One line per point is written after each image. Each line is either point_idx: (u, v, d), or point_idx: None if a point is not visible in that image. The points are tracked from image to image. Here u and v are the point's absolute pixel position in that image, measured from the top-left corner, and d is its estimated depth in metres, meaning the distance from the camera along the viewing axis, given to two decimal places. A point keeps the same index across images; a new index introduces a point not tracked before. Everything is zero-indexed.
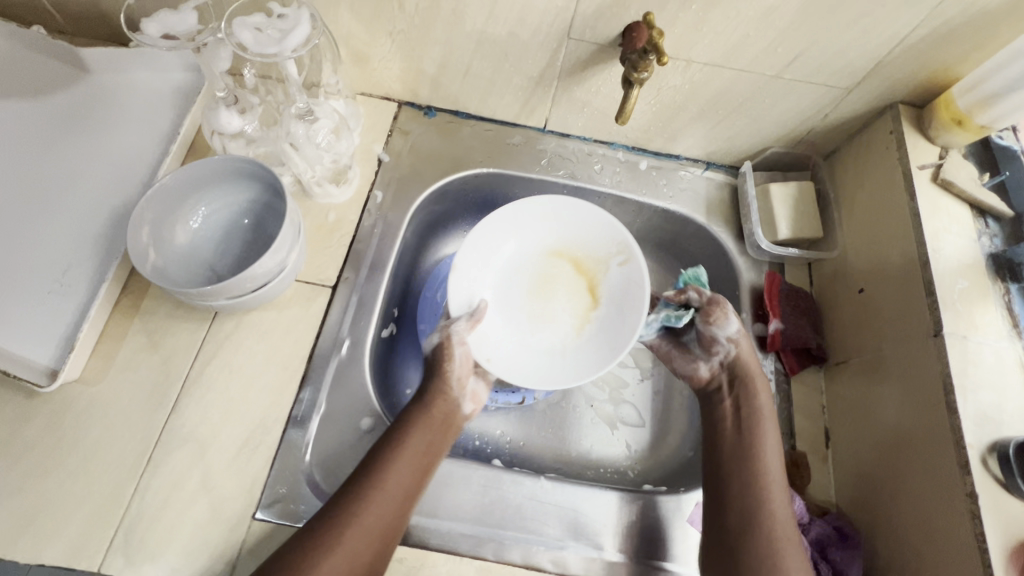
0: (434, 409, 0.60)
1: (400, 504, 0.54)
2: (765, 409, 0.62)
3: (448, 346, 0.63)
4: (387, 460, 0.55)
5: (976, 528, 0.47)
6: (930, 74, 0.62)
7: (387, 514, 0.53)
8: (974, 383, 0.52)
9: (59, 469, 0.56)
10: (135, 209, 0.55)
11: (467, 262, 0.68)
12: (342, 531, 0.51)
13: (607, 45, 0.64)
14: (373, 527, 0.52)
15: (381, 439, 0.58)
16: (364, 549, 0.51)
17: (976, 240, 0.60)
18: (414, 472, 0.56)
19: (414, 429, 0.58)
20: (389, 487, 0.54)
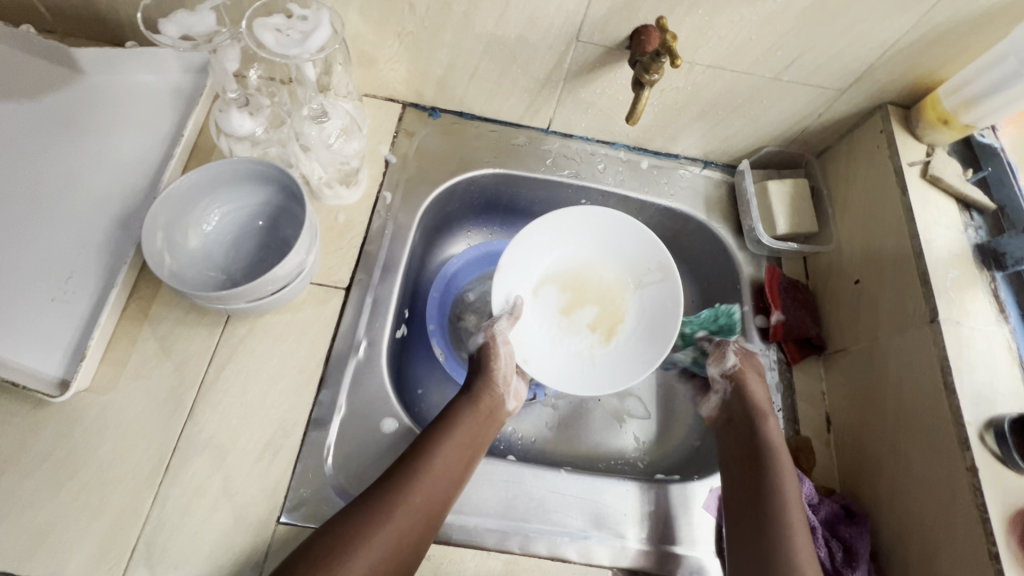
0: (480, 404, 0.63)
1: (444, 493, 0.55)
2: (776, 444, 0.62)
3: (491, 346, 0.67)
4: (434, 448, 0.57)
5: (977, 500, 0.50)
6: (917, 77, 0.66)
7: (431, 503, 0.54)
8: (969, 365, 0.56)
9: (73, 481, 0.54)
10: (148, 214, 0.55)
11: (509, 263, 0.72)
12: (387, 515, 0.52)
13: (614, 48, 0.66)
14: (417, 514, 0.53)
15: (428, 430, 0.60)
16: (406, 536, 0.52)
17: (963, 232, 0.64)
18: (457, 465, 0.57)
19: (460, 421, 0.60)
20: (435, 475, 0.55)
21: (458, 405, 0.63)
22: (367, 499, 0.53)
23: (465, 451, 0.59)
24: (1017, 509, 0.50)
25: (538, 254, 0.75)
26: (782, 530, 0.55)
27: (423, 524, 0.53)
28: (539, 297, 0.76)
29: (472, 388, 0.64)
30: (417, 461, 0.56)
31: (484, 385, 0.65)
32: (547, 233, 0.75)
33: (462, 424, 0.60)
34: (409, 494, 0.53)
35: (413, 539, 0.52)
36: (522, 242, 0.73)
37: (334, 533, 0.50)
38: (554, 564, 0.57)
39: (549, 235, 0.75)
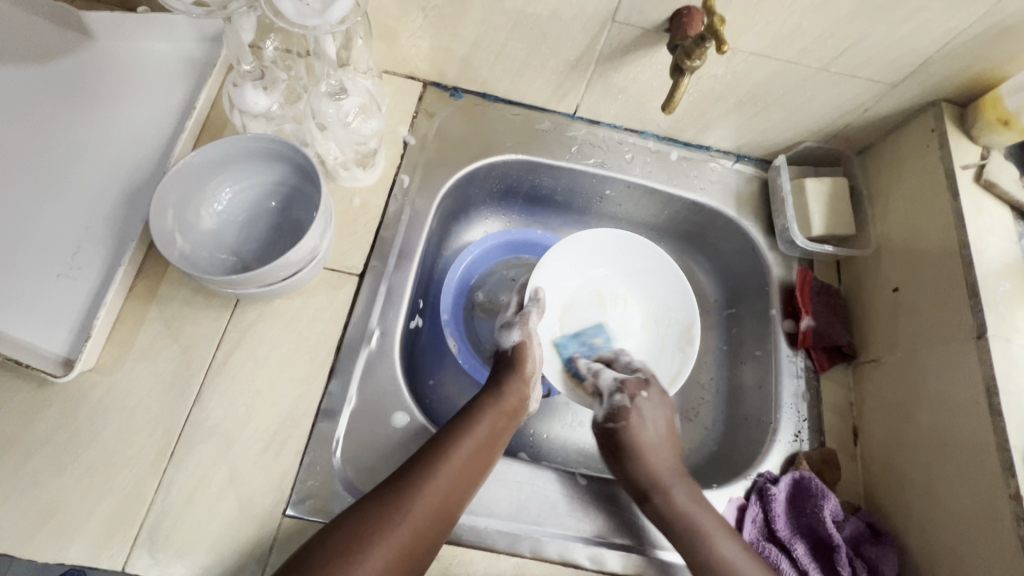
0: (506, 401, 0.62)
1: (460, 491, 0.54)
2: (643, 441, 0.63)
3: (526, 345, 0.67)
4: (455, 443, 0.56)
5: (1019, 530, 0.47)
6: (977, 72, 0.62)
7: (449, 501, 0.52)
8: (1017, 384, 0.52)
9: (76, 463, 0.53)
10: (157, 190, 0.53)
11: (553, 261, 0.74)
12: (405, 509, 0.50)
13: (652, 30, 0.62)
14: (434, 511, 0.51)
15: (451, 423, 0.59)
16: (422, 532, 0.50)
17: (1016, 242, 0.60)
18: (473, 463, 0.55)
19: (483, 418, 0.60)
20: (456, 470, 0.54)
21: (483, 401, 0.62)
22: (384, 491, 0.52)
23: (486, 449, 0.57)
24: None
25: (584, 263, 0.76)
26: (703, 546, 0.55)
27: (440, 521, 0.51)
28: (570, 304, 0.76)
29: (501, 385, 0.64)
30: (437, 455, 0.54)
31: (513, 384, 0.64)
32: (591, 249, 0.76)
33: (485, 421, 0.59)
34: (427, 488, 0.52)
35: (429, 535, 0.50)
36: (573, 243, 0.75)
37: (349, 526, 0.48)
38: (565, 569, 0.56)
39: (599, 244, 0.76)
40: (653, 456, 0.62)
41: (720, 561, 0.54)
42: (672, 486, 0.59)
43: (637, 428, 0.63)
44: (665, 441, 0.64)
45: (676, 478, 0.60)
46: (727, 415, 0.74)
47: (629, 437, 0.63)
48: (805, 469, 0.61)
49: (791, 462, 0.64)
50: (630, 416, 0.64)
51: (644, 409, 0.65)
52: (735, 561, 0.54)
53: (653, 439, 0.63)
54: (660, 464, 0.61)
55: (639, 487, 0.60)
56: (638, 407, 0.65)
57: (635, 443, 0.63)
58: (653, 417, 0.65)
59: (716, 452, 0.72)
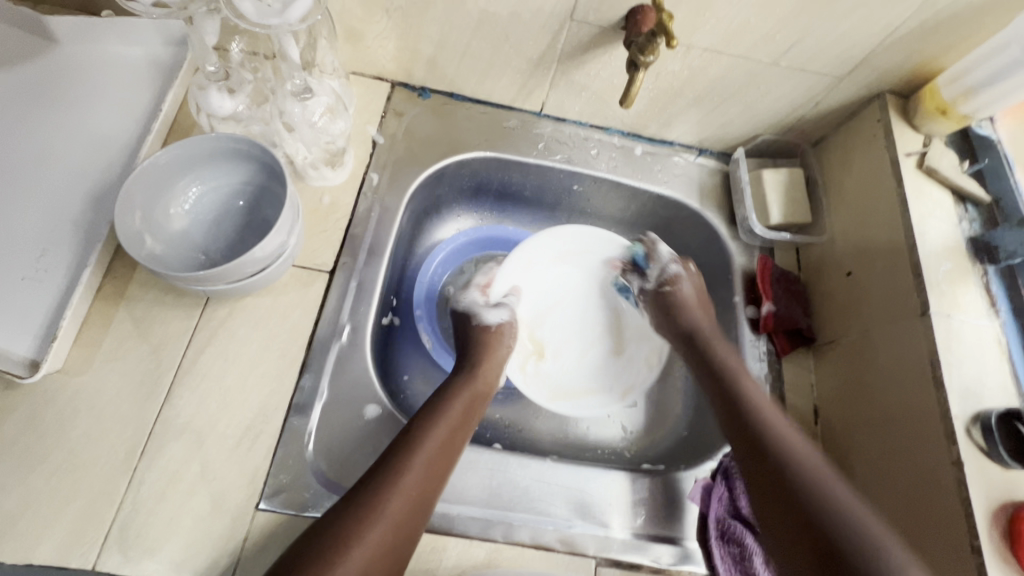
0: (478, 387, 0.64)
1: (432, 486, 0.54)
2: (702, 323, 0.70)
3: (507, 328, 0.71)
4: (425, 434, 0.56)
5: (962, 494, 0.50)
6: (917, 64, 0.65)
7: (424, 494, 0.53)
8: (957, 358, 0.55)
9: (44, 464, 0.53)
10: (122, 190, 0.53)
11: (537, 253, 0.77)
12: (385, 503, 0.51)
13: (609, 28, 0.64)
14: (410, 507, 0.52)
15: (420, 416, 0.59)
16: (403, 520, 0.51)
17: (957, 225, 0.63)
18: (442, 452, 0.56)
19: (457, 400, 0.61)
20: (428, 463, 0.54)
21: (454, 384, 0.64)
22: (363, 487, 0.52)
23: (458, 432, 0.59)
24: (1000, 502, 0.50)
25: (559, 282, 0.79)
26: (757, 423, 0.58)
27: (422, 505, 0.52)
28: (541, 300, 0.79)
29: (474, 367, 0.66)
30: (410, 449, 0.55)
31: (487, 365, 0.67)
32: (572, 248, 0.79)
33: (458, 402, 0.61)
34: (405, 479, 0.52)
35: (411, 519, 0.51)
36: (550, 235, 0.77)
37: (332, 526, 0.48)
38: (536, 552, 0.57)
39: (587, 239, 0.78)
40: (694, 311, 0.71)
41: (766, 434, 0.57)
42: (737, 372, 0.64)
43: (680, 290, 0.72)
44: (700, 302, 0.72)
45: (714, 332, 0.69)
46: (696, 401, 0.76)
47: (693, 324, 0.70)
48: None
49: None
50: (679, 282, 0.72)
51: (687, 282, 0.72)
52: (790, 447, 0.56)
53: (698, 301, 0.72)
54: (731, 356, 0.66)
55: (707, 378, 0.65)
56: (680, 279, 0.72)
57: (680, 300, 0.71)
58: (690, 286, 0.72)
59: (687, 436, 0.74)
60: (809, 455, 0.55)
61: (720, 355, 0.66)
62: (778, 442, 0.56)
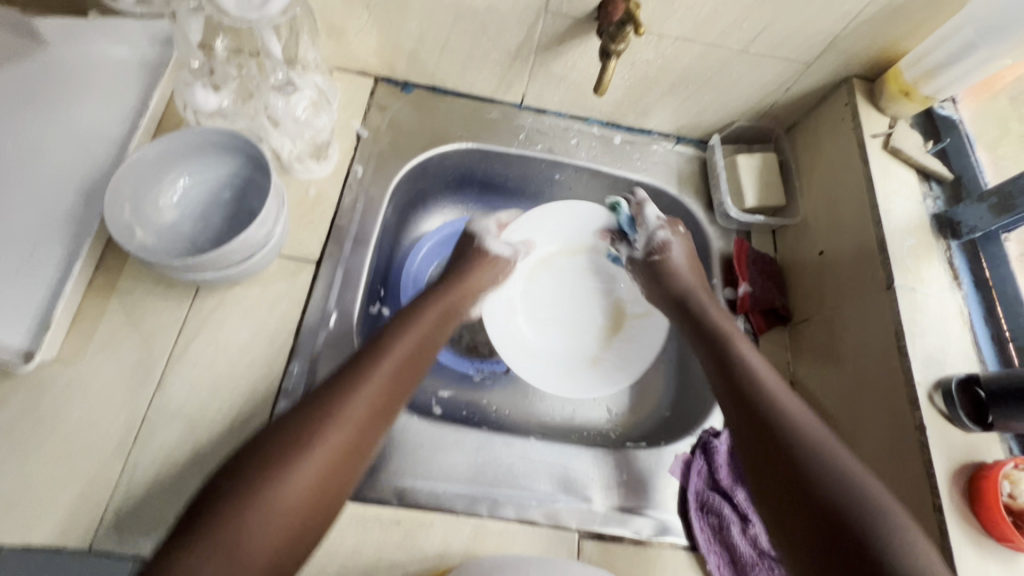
0: (423, 317, 0.63)
1: (377, 412, 0.52)
2: (691, 282, 0.72)
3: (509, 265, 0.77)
4: (376, 361, 0.55)
5: (924, 456, 0.52)
6: (881, 49, 0.67)
7: (373, 415, 0.52)
8: (921, 328, 0.57)
9: (41, 450, 0.54)
10: (111, 183, 0.55)
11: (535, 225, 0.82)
12: (342, 409, 0.50)
13: (583, 19, 0.66)
14: (357, 429, 0.50)
15: (372, 341, 0.58)
16: (363, 427, 0.51)
17: (921, 203, 0.65)
18: (388, 380, 0.55)
19: (422, 317, 0.63)
20: (377, 393, 0.53)
21: (418, 304, 0.65)
22: (318, 397, 0.51)
23: (423, 348, 0.61)
24: (960, 463, 0.52)
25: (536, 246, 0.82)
26: (750, 375, 0.59)
27: (382, 414, 0.53)
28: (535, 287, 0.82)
29: (440, 290, 0.68)
30: (362, 370, 0.53)
31: (454, 289, 0.69)
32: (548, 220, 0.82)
33: (424, 319, 0.63)
34: (366, 385, 0.52)
35: (371, 425, 0.52)
36: (540, 214, 0.82)
37: (285, 431, 0.47)
38: (521, 526, 0.59)
39: (574, 224, 0.83)
40: (684, 275, 0.72)
41: (757, 387, 0.57)
42: (735, 338, 0.64)
43: (667, 254, 0.74)
44: (693, 266, 0.73)
45: (698, 291, 0.71)
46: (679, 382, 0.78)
47: (686, 289, 0.71)
48: None
49: None
50: (669, 249, 0.74)
51: (677, 242, 0.74)
52: (811, 432, 0.52)
53: (688, 262, 0.73)
54: (723, 320, 0.67)
55: (715, 342, 0.64)
56: (669, 242, 0.74)
57: (666, 268, 0.73)
58: (681, 248, 0.74)
59: (669, 417, 0.76)
60: (798, 413, 0.54)
61: (718, 322, 0.67)
62: (765, 394, 0.56)
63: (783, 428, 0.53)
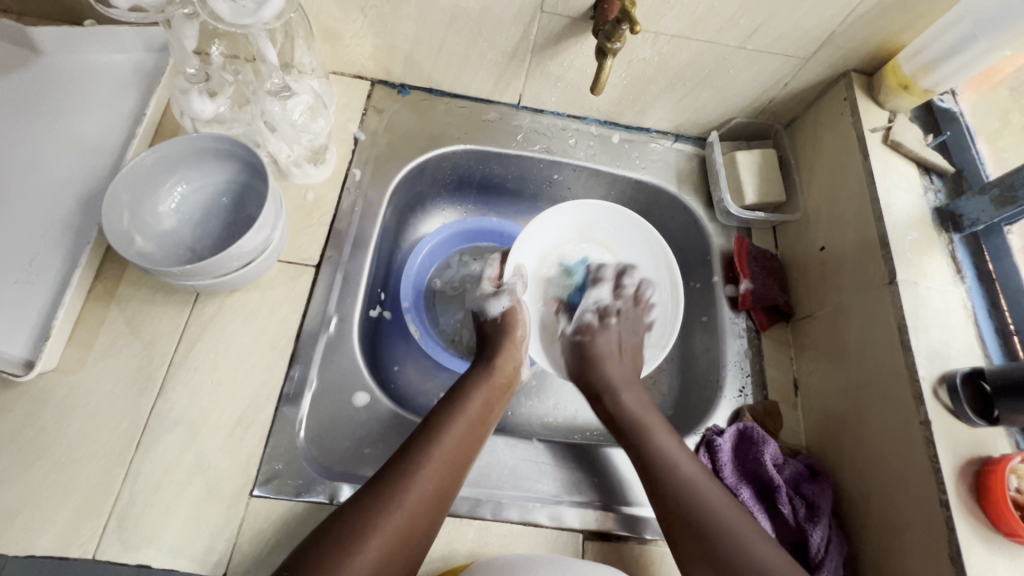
0: (488, 381, 0.65)
1: (448, 483, 0.55)
2: (616, 361, 0.70)
3: (517, 310, 0.72)
4: (444, 431, 0.57)
5: (930, 451, 0.52)
6: (878, 43, 0.67)
7: (444, 486, 0.54)
8: (924, 323, 0.57)
9: (42, 459, 0.54)
10: (108, 191, 0.55)
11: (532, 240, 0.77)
12: (399, 498, 0.51)
13: (579, 18, 0.66)
14: (427, 501, 0.53)
15: (440, 408, 0.61)
16: (420, 516, 0.52)
17: (922, 196, 0.65)
18: (457, 449, 0.57)
19: (476, 393, 0.63)
20: (446, 465, 0.55)
21: (478, 368, 0.67)
22: (378, 484, 0.53)
23: (479, 424, 0.61)
24: (966, 458, 0.51)
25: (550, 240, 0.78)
26: (659, 469, 0.58)
27: (440, 499, 0.54)
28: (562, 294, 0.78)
29: (490, 359, 0.67)
30: (431, 441, 0.56)
31: (503, 355, 0.68)
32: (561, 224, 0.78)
33: (478, 396, 0.62)
34: (424, 474, 0.54)
35: (432, 511, 0.53)
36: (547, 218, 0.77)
37: (359, 506, 0.51)
38: (525, 529, 0.58)
39: (569, 225, 0.78)
40: (609, 363, 0.70)
41: (675, 484, 0.57)
42: (650, 424, 0.63)
43: (599, 338, 0.73)
44: (624, 352, 0.72)
45: (628, 382, 0.69)
46: (681, 380, 0.78)
47: (608, 378, 0.69)
48: (747, 420, 0.65)
49: (736, 416, 0.68)
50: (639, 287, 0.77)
51: (613, 329, 0.74)
52: (681, 469, 0.58)
53: (626, 352, 0.72)
54: (627, 395, 0.67)
55: (626, 433, 0.63)
56: (606, 328, 0.74)
57: (596, 351, 0.71)
58: (612, 336, 0.73)
59: (672, 415, 0.76)
60: (721, 506, 0.55)
61: (629, 406, 0.65)
62: (696, 492, 0.56)
63: (709, 531, 0.53)
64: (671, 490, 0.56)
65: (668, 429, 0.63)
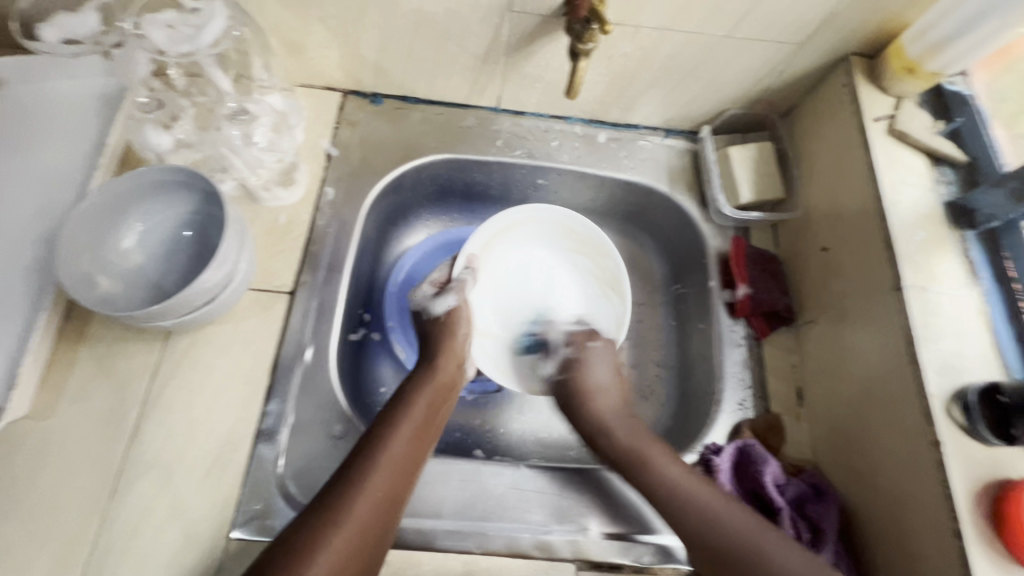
0: (433, 382, 0.63)
1: (396, 491, 0.52)
2: (612, 421, 0.62)
3: (461, 309, 0.69)
4: (390, 436, 0.55)
5: (941, 475, 0.48)
6: (880, 23, 0.61)
7: (392, 493, 0.52)
8: (935, 333, 0.53)
9: (17, 510, 0.53)
10: (63, 235, 0.53)
11: (490, 240, 0.75)
12: (347, 512, 0.48)
13: (551, 16, 0.61)
14: (372, 513, 0.49)
15: (383, 414, 0.58)
16: (372, 524, 0.49)
17: (932, 190, 0.60)
18: (404, 457, 0.54)
19: (419, 396, 0.60)
20: (391, 471, 0.53)
21: (421, 373, 0.64)
22: (321, 501, 0.49)
23: (424, 429, 0.58)
24: (983, 482, 0.48)
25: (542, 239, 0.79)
26: (667, 502, 0.54)
27: (390, 503, 0.51)
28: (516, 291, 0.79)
29: (433, 360, 0.65)
30: (374, 448, 0.53)
31: (446, 355, 0.66)
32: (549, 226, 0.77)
33: (422, 400, 0.60)
34: (371, 483, 0.51)
35: (377, 524, 0.49)
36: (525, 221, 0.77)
37: (303, 526, 0.47)
38: (513, 561, 0.56)
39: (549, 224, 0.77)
40: (594, 395, 0.65)
41: (685, 509, 0.53)
42: (637, 447, 0.59)
43: (585, 372, 0.67)
44: (613, 379, 0.67)
45: (617, 410, 0.64)
46: (678, 389, 0.74)
47: (591, 414, 0.63)
48: (747, 437, 0.62)
49: (736, 432, 0.64)
50: (584, 365, 0.67)
51: (596, 356, 0.68)
52: (655, 469, 0.56)
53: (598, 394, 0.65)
54: (604, 404, 0.64)
55: (621, 460, 0.59)
56: (588, 353, 0.68)
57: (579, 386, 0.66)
58: (602, 363, 0.67)
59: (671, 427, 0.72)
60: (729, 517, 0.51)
61: (614, 437, 0.61)
62: (710, 515, 0.52)
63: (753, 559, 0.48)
64: (692, 539, 0.51)
65: (666, 454, 0.58)
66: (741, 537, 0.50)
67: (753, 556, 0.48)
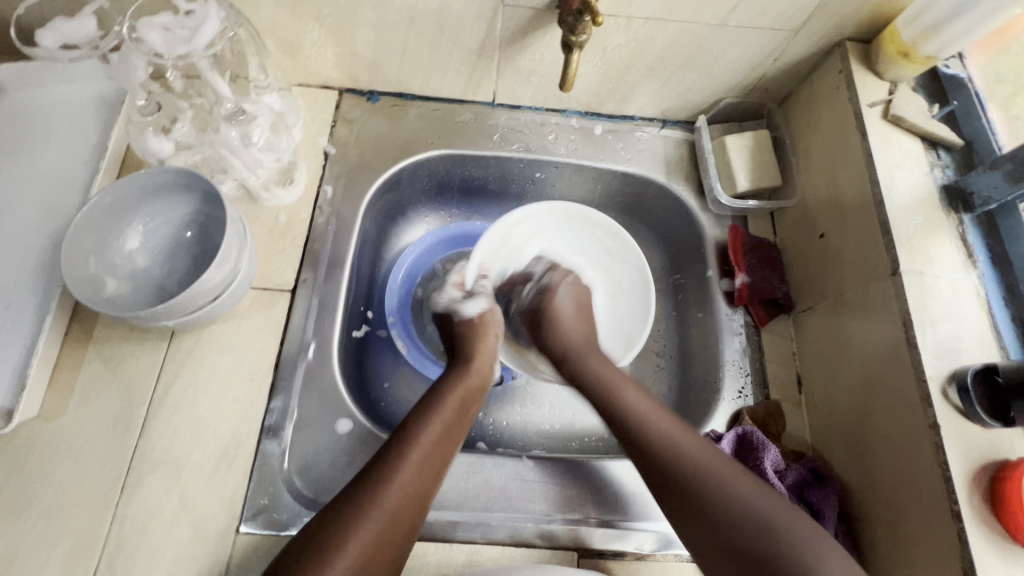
0: (463, 379, 0.63)
1: (427, 487, 0.53)
2: (638, 406, 0.60)
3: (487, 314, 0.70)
4: (421, 431, 0.56)
5: (939, 458, 0.48)
6: (874, 7, 0.61)
7: (423, 488, 0.53)
8: (932, 317, 0.53)
9: (32, 507, 0.55)
10: (69, 237, 0.54)
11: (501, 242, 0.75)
12: (377, 505, 0.49)
13: (543, 9, 0.61)
14: (403, 507, 0.51)
15: (415, 409, 0.59)
16: (399, 520, 0.50)
17: (928, 173, 0.60)
18: (435, 453, 0.55)
19: (451, 394, 0.61)
20: (420, 467, 0.53)
21: (454, 371, 0.64)
22: (348, 500, 0.50)
23: (456, 424, 0.59)
24: (981, 463, 0.48)
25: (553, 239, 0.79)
26: (641, 427, 0.58)
27: (419, 500, 0.52)
28: (524, 287, 0.78)
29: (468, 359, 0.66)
30: (406, 443, 0.54)
31: (478, 356, 0.66)
32: (552, 224, 0.77)
33: (454, 395, 0.61)
34: (399, 480, 0.52)
35: (408, 518, 0.51)
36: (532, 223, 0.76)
37: (334, 517, 0.48)
38: (517, 550, 0.57)
39: (553, 220, 0.77)
40: (571, 327, 0.71)
41: (650, 439, 0.57)
42: (617, 382, 0.63)
43: (560, 303, 0.73)
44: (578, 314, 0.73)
45: (588, 346, 0.69)
46: (679, 378, 0.74)
47: (573, 351, 0.68)
48: (747, 423, 0.62)
49: (736, 419, 0.64)
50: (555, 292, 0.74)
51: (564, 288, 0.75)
52: (662, 433, 0.57)
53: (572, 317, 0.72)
54: (570, 336, 0.70)
55: (595, 391, 0.64)
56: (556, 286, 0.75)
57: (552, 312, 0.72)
58: (566, 293, 0.74)
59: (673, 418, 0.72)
60: (693, 449, 0.55)
61: (591, 370, 0.66)
62: (667, 445, 0.56)
63: (695, 485, 0.52)
64: (657, 457, 0.55)
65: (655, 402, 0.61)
66: (699, 467, 0.53)
67: (702, 480, 0.52)
